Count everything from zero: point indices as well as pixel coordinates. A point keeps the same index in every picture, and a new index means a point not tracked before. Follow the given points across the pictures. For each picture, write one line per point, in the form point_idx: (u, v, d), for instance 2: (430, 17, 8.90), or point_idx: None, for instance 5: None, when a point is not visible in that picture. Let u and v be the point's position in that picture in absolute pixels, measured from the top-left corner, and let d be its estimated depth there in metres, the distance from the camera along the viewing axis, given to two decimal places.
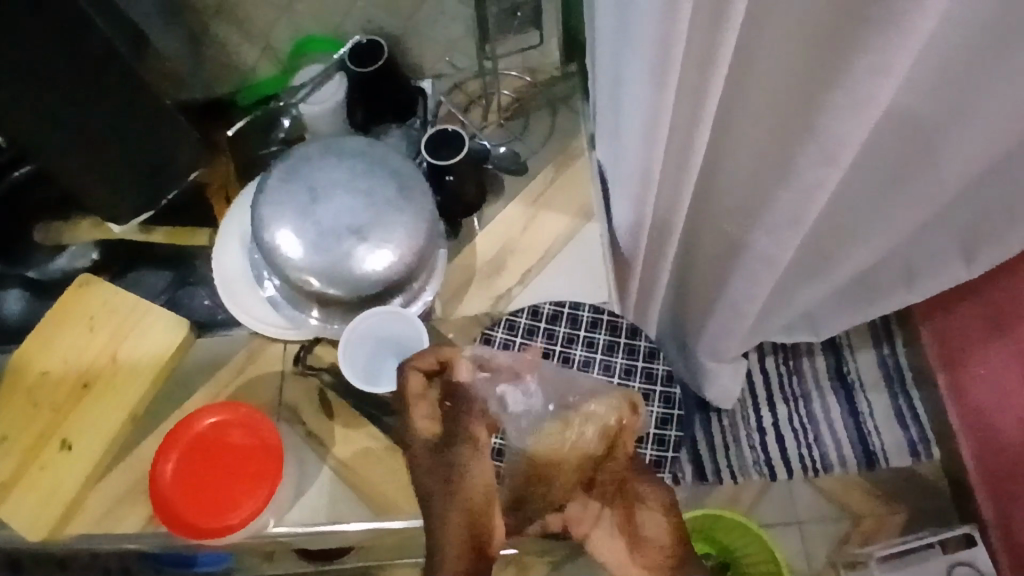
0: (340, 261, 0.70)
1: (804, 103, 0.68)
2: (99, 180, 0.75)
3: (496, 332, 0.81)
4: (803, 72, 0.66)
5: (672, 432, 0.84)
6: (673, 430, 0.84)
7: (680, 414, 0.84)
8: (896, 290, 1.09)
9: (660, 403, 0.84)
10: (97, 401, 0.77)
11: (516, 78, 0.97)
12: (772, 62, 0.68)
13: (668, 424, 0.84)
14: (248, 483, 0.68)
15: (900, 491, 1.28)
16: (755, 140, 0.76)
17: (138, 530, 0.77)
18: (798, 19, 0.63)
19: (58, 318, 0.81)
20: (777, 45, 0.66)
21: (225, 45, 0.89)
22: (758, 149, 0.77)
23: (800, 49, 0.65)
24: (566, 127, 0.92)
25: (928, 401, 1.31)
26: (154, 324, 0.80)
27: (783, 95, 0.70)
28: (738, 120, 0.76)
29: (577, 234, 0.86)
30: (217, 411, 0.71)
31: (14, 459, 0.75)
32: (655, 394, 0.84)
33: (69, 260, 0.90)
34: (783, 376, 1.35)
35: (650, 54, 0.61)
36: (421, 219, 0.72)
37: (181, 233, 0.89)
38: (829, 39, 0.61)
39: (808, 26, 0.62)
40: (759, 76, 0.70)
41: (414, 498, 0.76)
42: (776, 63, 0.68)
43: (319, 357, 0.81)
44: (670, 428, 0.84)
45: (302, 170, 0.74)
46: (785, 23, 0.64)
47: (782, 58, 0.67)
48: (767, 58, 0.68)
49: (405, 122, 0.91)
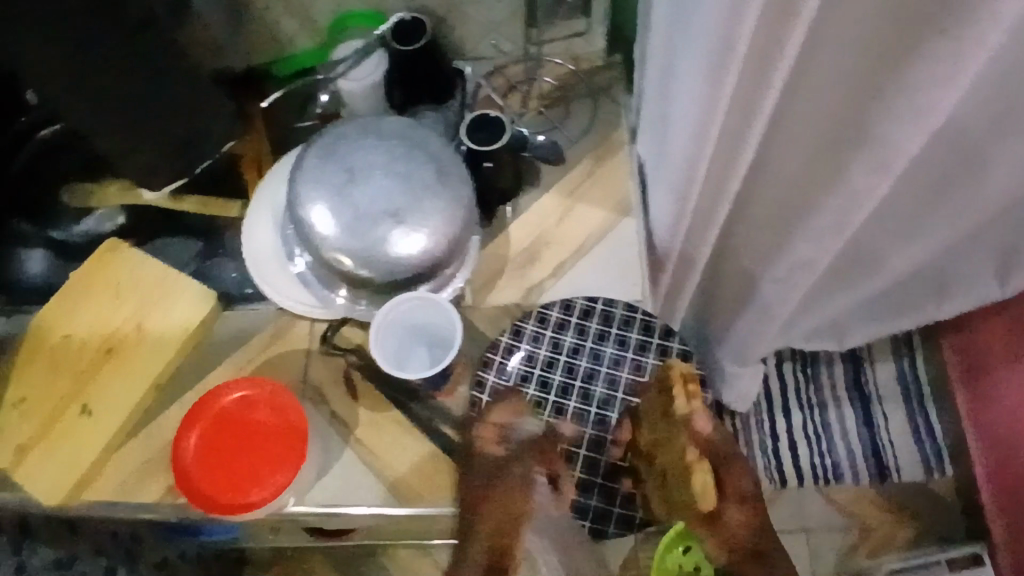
0: (374, 242, 0.69)
1: (857, 108, 0.65)
2: (131, 144, 0.74)
3: (526, 324, 0.79)
4: (862, 76, 0.63)
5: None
6: None
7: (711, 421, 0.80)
8: (926, 305, 1.07)
9: None
10: (120, 368, 0.77)
11: (559, 65, 0.93)
12: (827, 65, 0.65)
13: None
14: (272, 462, 0.67)
15: (909, 504, 1.27)
16: (803, 144, 0.74)
17: (156, 500, 0.76)
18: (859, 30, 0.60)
19: (85, 285, 0.80)
20: (835, 48, 0.63)
21: (264, 15, 0.87)
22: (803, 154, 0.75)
23: (858, 52, 0.62)
24: (608, 118, 0.90)
25: (945, 417, 1.29)
26: (183, 293, 0.80)
27: (839, 101, 0.67)
28: (789, 126, 0.73)
29: (614, 229, 0.84)
30: (245, 386, 0.70)
31: (33, 422, 0.75)
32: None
33: (95, 223, 0.90)
34: (800, 382, 1.34)
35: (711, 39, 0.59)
36: (459, 205, 0.71)
37: (212, 204, 0.89)
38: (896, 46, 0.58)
39: (869, 34, 0.60)
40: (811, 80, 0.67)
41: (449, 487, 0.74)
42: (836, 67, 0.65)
43: (345, 338, 0.80)
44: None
45: (341, 149, 0.72)
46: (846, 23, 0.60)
47: (840, 60, 0.64)
48: (826, 61, 0.65)
49: (443, 105, 0.89)
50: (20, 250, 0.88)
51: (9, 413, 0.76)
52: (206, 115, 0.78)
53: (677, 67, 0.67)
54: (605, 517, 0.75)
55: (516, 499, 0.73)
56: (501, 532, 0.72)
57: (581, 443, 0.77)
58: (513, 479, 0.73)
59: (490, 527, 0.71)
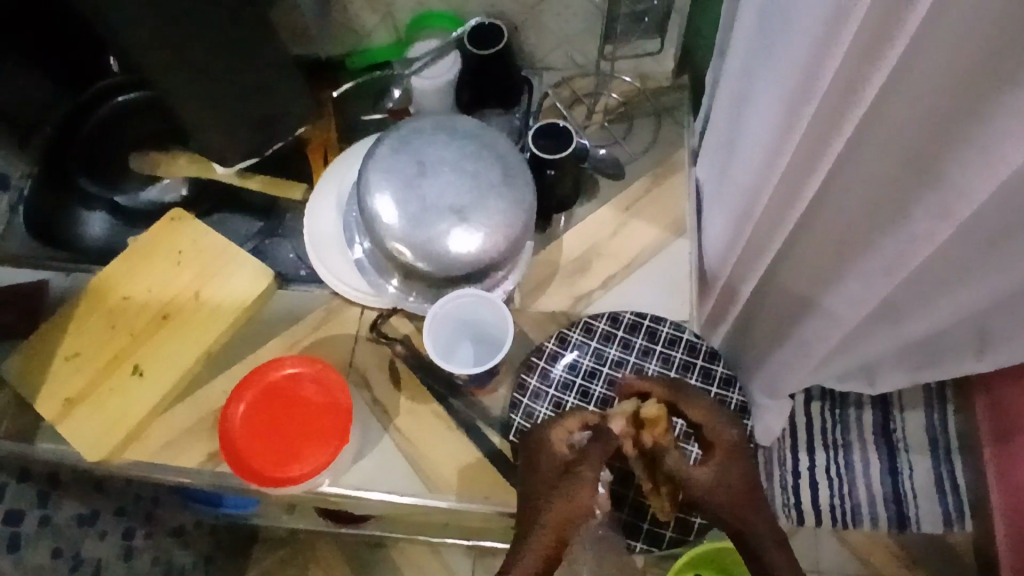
0: (435, 237, 0.71)
1: (919, 167, 0.65)
2: (211, 119, 0.77)
3: (572, 333, 0.80)
4: (926, 133, 0.63)
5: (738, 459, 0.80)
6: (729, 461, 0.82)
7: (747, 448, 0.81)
8: (963, 358, 1.03)
9: None
10: (173, 333, 0.79)
11: (626, 83, 0.95)
12: (890, 127, 0.65)
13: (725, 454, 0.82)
14: (316, 439, 0.69)
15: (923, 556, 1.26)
16: (856, 197, 0.73)
17: (195, 466, 0.78)
18: (924, 94, 0.60)
19: (149, 248, 0.83)
20: None
21: (348, 8, 0.89)
22: (854, 205, 0.74)
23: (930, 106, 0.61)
24: (669, 139, 0.91)
25: (971, 472, 1.27)
26: (241, 269, 0.82)
27: (897, 158, 0.67)
28: (843, 180, 0.73)
29: (666, 248, 0.85)
30: (297, 363, 0.72)
31: (85, 375, 0.78)
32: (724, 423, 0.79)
33: (159, 193, 0.95)
34: (827, 422, 1.32)
35: (801, 60, 0.60)
36: (521, 209, 0.72)
37: (276, 184, 0.90)
38: (966, 106, 0.58)
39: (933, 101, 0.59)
40: (869, 141, 0.67)
41: (481, 486, 0.74)
42: (899, 130, 0.64)
43: (394, 327, 0.82)
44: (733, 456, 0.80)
45: (415, 143, 0.74)
46: (911, 87, 0.60)
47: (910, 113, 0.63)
48: None
49: (508, 110, 0.92)
50: (83, 210, 0.92)
51: (61, 365, 0.78)
52: (283, 98, 0.80)
53: (758, 90, 0.69)
54: (633, 531, 0.79)
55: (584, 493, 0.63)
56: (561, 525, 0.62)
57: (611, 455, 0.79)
58: (579, 480, 0.63)
59: (552, 522, 0.62)
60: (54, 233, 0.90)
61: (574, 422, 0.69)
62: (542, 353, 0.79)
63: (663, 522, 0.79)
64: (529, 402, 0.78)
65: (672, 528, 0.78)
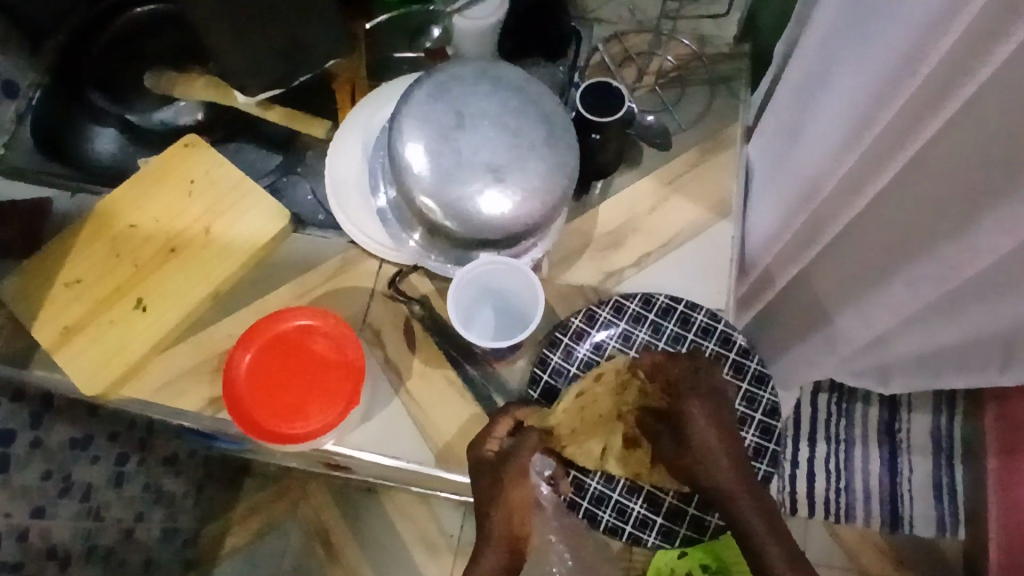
0: (465, 196, 0.65)
1: (993, 173, 0.59)
2: (234, 42, 0.70)
3: (600, 311, 0.75)
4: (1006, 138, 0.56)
5: (761, 467, 0.75)
6: (763, 465, 0.75)
7: (775, 450, 0.75)
8: (985, 369, 0.97)
9: (756, 433, 0.76)
10: (180, 268, 0.75)
11: (682, 45, 0.88)
12: (966, 135, 0.58)
13: (760, 457, 0.75)
14: (324, 398, 0.66)
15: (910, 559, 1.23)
16: (919, 199, 0.68)
17: (196, 410, 0.74)
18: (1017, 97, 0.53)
19: (159, 176, 0.78)
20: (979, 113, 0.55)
21: None
22: (916, 204, 0.69)
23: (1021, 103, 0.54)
24: (722, 112, 0.85)
25: (971, 481, 1.23)
26: (256, 207, 0.77)
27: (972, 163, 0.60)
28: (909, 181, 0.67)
29: (707, 229, 0.80)
30: (310, 315, 0.68)
31: (86, 305, 0.74)
32: (752, 421, 0.76)
33: (174, 114, 0.88)
34: (832, 415, 1.27)
35: (897, 50, 0.54)
36: (561, 175, 0.67)
37: (296, 117, 0.86)
38: None
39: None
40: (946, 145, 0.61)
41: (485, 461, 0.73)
42: (975, 141, 0.58)
43: (412, 285, 0.78)
44: (760, 462, 0.75)
45: (453, 90, 0.68)
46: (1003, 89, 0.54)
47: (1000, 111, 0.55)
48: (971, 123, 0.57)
49: (553, 62, 0.86)
50: (92, 125, 0.87)
51: (61, 292, 0.74)
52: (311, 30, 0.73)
53: (838, 75, 0.63)
54: (645, 525, 0.74)
55: (519, 484, 0.69)
56: (510, 521, 0.69)
57: (615, 486, 0.74)
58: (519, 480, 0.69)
59: (503, 525, 0.68)
60: (61, 147, 0.85)
61: (499, 428, 0.69)
62: (568, 331, 0.75)
63: (678, 518, 0.74)
64: (549, 378, 0.74)
65: (685, 525, 0.74)
